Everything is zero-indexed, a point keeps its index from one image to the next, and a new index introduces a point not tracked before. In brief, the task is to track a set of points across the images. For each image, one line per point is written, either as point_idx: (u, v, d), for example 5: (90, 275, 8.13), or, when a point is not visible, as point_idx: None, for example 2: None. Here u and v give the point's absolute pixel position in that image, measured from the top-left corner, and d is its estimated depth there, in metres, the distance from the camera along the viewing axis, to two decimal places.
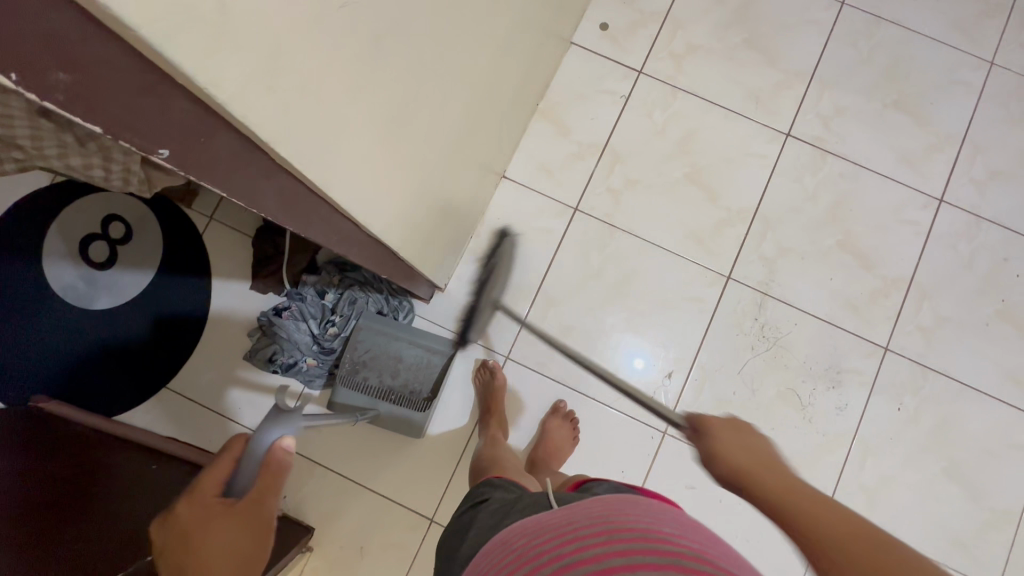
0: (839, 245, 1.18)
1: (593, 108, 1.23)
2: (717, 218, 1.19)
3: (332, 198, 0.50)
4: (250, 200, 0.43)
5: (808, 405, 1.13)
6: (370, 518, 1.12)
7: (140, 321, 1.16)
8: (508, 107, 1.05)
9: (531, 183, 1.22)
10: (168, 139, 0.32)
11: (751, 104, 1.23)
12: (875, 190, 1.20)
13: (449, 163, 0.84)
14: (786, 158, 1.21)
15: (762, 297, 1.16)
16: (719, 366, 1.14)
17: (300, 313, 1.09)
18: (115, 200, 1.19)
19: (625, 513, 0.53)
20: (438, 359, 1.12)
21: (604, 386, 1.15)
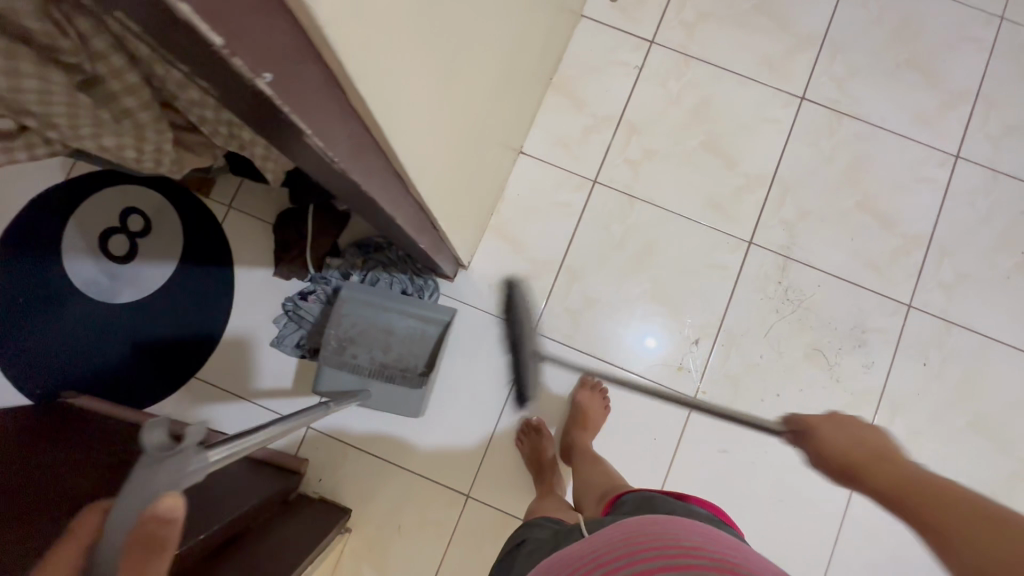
0: (858, 206, 1.19)
1: (607, 81, 1.23)
2: (736, 184, 1.20)
3: (393, 147, 0.51)
4: (326, 139, 0.43)
5: (834, 364, 1.14)
6: (404, 495, 1.13)
7: (165, 313, 1.16)
8: (528, 79, 1.06)
9: (549, 158, 1.22)
10: (269, 58, 0.33)
11: (765, 70, 1.23)
12: (891, 149, 1.21)
13: (478, 132, 0.85)
14: (801, 122, 1.21)
15: (784, 261, 1.17)
16: (745, 331, 1.15)
17: (325, 296, 1.13)
18: (132, 193, 1.18)
19: (648, 534, 0.58)
20: (434, 330, 1.11)
21: (629, 353, 1.15)
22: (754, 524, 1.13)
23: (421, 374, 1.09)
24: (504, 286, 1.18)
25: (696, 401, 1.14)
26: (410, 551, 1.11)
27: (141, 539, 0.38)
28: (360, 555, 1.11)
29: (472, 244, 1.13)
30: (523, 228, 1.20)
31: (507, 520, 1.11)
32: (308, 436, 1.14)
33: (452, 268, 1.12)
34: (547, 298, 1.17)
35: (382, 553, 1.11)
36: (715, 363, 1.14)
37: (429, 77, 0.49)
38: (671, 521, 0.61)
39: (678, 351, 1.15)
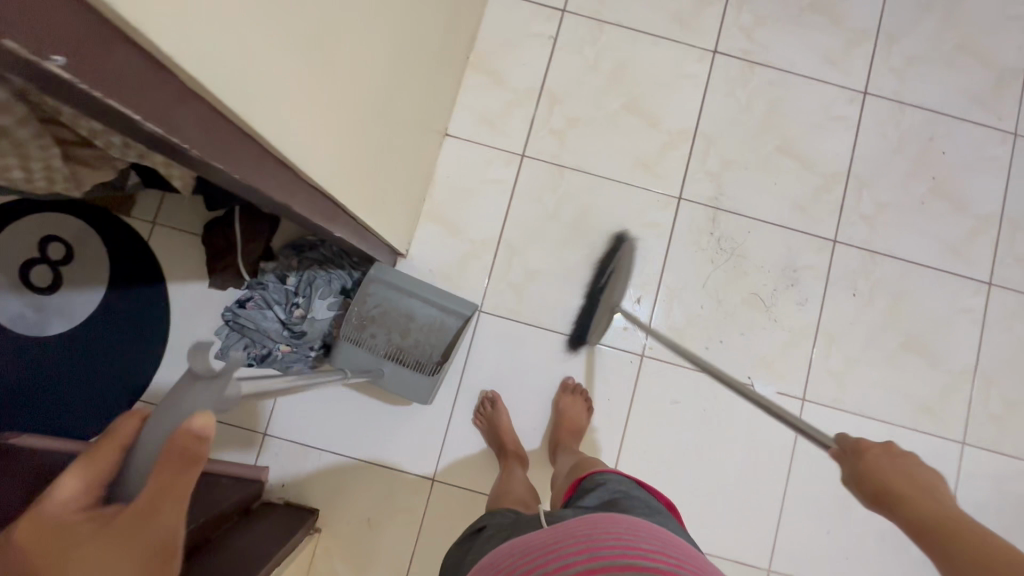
0: (778, 150, 1.55)
1: (524, 54, 1.55)
2: (662, 141, 1.54)
3: (256, 121, 0.65)
4: (169, 126, 0.56)
5: (771, 305, 1.51)
6: (389, 469, 1.45)
7: (112, 335, 1.39)
8: (432, 65, 1.23)
9: (474, 136, 1.53)
10: (80, 66, 0.45)
11: (676, 27, 1.55)
12: (803, 91, 1.56)
13: (376, 119, 1.02)
14: (714, 75, 1.55)
15: (714, 213, 1.52)
16: (681, 285, 1.51)
17: (264, 301, 1.37)
18: (47, 223, 1.37)
19: (604, 531, 0.80)
20: (451, 321, 1.39)
21: (594, 327, 1.49)
22: (693, 418, 1.54)
23: (434, 364, 1.37)
24: (438, 263, 1.50)
25: (642, 357, 1.52)
26: (388, 539, 1.44)
27: (178, 446, 0.52)
28: (333, 549, 1.43)
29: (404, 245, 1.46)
30: (472, 195, 1.52)
31: (474, 498, 1.46)
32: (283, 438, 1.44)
33: (381, 259, 1.38)
34: (497, 274, 1.51)
35: (367, 548, 1.43)
36: (663, 314, 1.50)
37: (274, 49, 0.62)
38: (628, 523, 0.83)
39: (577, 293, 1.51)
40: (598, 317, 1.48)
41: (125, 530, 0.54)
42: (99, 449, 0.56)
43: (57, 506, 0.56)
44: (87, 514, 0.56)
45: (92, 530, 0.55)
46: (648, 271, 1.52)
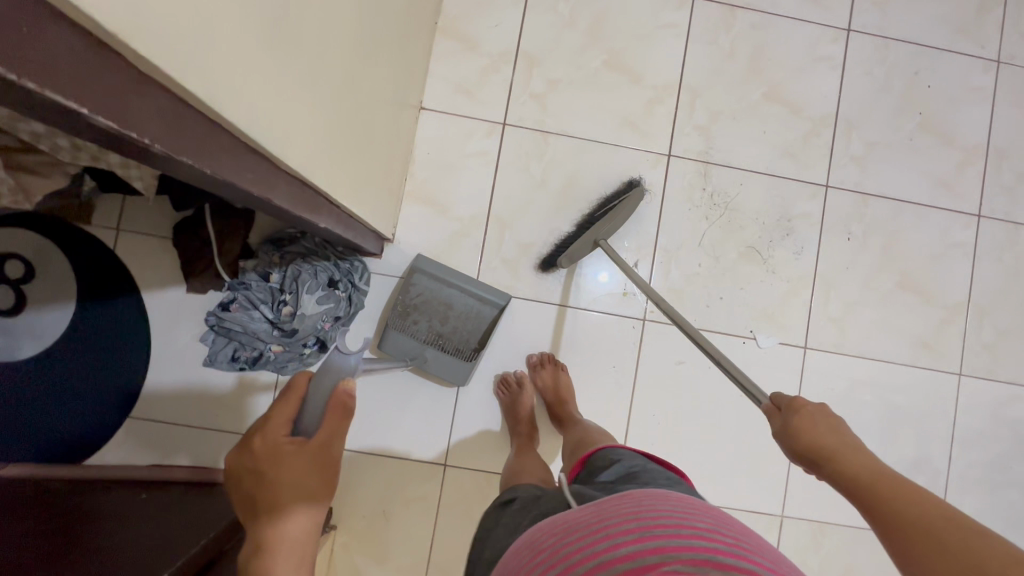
0: (919, 128, 1.19)
1: (616, 7, 1.15)
2: (804, 129, 1.17)
3: (246, 112, 0.42)
4: (125, 120, 0.32)
5: (933, 292, 1.17)
6: (412, 458, 1.09)
7: (121, 381, 1.06)
8: (401, 21, 0.87)
9: (453, 109, 1.13)
10: (39, 71, 0.25)
11: (809, 5, 1.18)
12: (942, 66, 1.20)
13: (346, 96, 0.66)
14: (851, 54, 1.19)
15: (861, 198, 1.17)
16: (841, 274, 1.16)
17: (249, 302, 1.00)
18: (5, 237, 1.02)
19: (646, 509, 0.51)
20: (489, 310, 1.05)
21: (769, 336, 1.14)
22: None
23: (474, 351, 1.05)
24: (461, 266, 1.11)
25: (808, 349, 1.15)
26: None
27: (337, 407, 0.58)
28: None
29: (496, 228, 1.12)
30: (584, 187, 1.13)
31: (490, 478, 1.11)
32: (350, 447, 1.09)
33: (395, 199, 1.06)
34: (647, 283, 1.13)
35: None
36: (815, 324, 1.15)
37: (259, 27, 0.40)
38: (674, 500, 0.54)
39: (621, 281, 1.13)
40: (704, 310, 1.14)
41: (320, 451, 0.57)
42: (283, 400, 0.58)
43: (270, 434, 0.56)
44: (291, 444, 0.56)
45: (295, 450, 0.56)
46: (754, 264, 1.14)
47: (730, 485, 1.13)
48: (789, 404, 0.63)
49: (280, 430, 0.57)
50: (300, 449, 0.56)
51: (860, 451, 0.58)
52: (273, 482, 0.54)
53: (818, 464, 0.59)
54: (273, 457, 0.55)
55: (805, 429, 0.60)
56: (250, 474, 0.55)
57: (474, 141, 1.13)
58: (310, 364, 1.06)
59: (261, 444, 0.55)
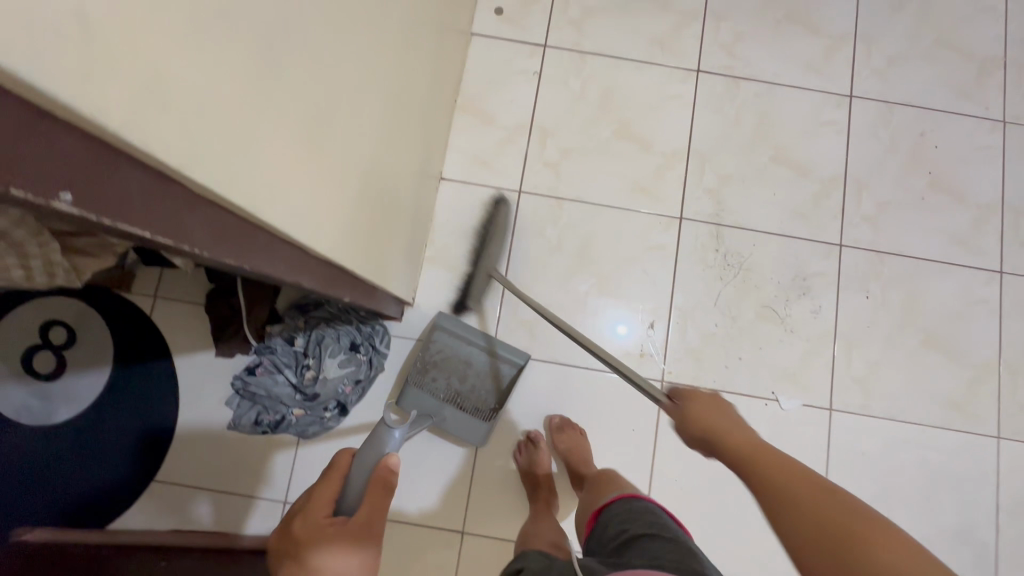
0: (930, 187, 1.20)
1: (624, 83, 1.23)
2: (813, 190, 1.19)
3: (278, 210, 0.45)
4: (178, 236, 0.36)
5: (961, 350, 1.14)
6: (429, 524, 1.08)
7: (148, 443, 1.09)
8: (422, 108, 0.95)
9: (471, 178, 1.19)
10: (100, 201, 0.28)
11: (810, 74, 1.24)
12: (947, 127, 1.22)
13: (373, 180, 0.71)
14: (856, 118, 1.22)
15: (878, 255, 1.17)
16: (862, 332, 1.14)
17: (273, 365, 1.04)
18: (51, 305, 1.09)
19: None
20: (508, 369, 1.08)
21: (791, 396, 1.12)
22: None
23: (494, 410, 1.07)
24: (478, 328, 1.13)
25: (832, 410, 1.12)
26: None
27: (378, 484, 0.62)
28: None
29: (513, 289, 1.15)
30: (597, 250, 1.17)
31: (508, 546, 1.08)
32: None
33: (415, 266, 1.10)
34: (664, 343, 1.14)
35: None
36: (839, 384, 1.13)
37: (289, 135, 0.44)
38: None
39: (638, 341, 1.14)
40: (723, 370, 1.13)
41: (359, 527, 0.58)
42: (327, 481, 0.63)
43: (310, 516, 0.60)
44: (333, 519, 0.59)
45: (335, 529, 0.58)
46: (771, 324, 1.14)
47: (760, 554, 1.08)
48: (686, 395, 0.70)
49: (321, 513, 0.61)
50: (340, 529, 0.58)
51: (748, 430, 0.64)
52: (310, 560, 0.56)
53: (715, 448, 0.65)
54: (310, 538, 0.58)
55: (701, 416, 0.67)
56: (289, 558, 0.57)
57: (491, 208, 1.18)
58: (329, 427, 1.08)
59: (303, 526, 0.59)
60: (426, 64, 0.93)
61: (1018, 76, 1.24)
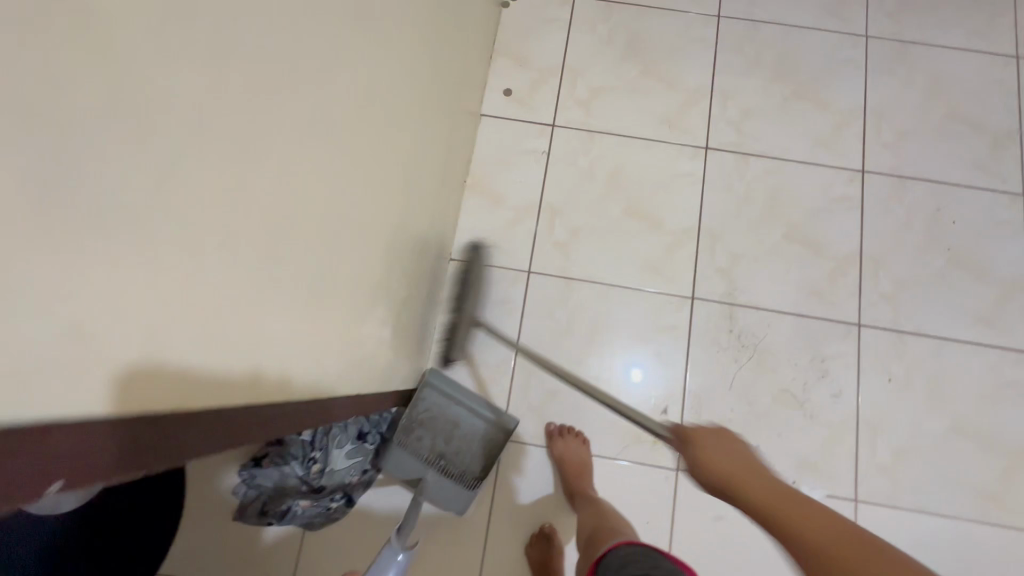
0: (950, 263, 1.17)
1: (633, 161, 1.23)
2: (828, 268, 1.17)
3: (234, 384, 0.49)
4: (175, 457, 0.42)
5: (993, 436, 1.09)
6: None
7: (153, 532, 1.07)
8: (420, 203, 0.97)
9: (480, 259, 1.19)
10: (81, 475, 0.34)
11: (819, 150, 1.24)
12: (965, 202, 1.20)
13: (350, 290, 0.73)
14: (869, 193, 1.21)
15: (898, 335, 1.14)
16: (886, 417, 1.10)
17: (280, 457, 1.00)
18: None
19: None
20: (496, 433, 1.06)
21: (813, 487, 1.07)
22: None
23: (478, 480, 1.04)
24: None
25: (858, 501, 1.07)
26: None
27: None
28: None
29: (524, 372, 1.14)
30: (608, 331, 1.15)
31: None
32: None
33: (419, 353, 1.10)
34: None
35: None
36: (863, 473, 1.08)
37: (246, 307, 0.49)
38: None
39: None
40: None
41: None
42: None
43: None
44: None
45: None
46: (789, 408, 1.11)
47: None
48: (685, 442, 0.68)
49: None
50: None
51: (734, 454, 0.64)
52: None
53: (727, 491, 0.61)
54: None
55: (710, 463, 0.64)
56: None
57: (500, 289, 1.18)
58: (335, 517, 1.08)
59: None
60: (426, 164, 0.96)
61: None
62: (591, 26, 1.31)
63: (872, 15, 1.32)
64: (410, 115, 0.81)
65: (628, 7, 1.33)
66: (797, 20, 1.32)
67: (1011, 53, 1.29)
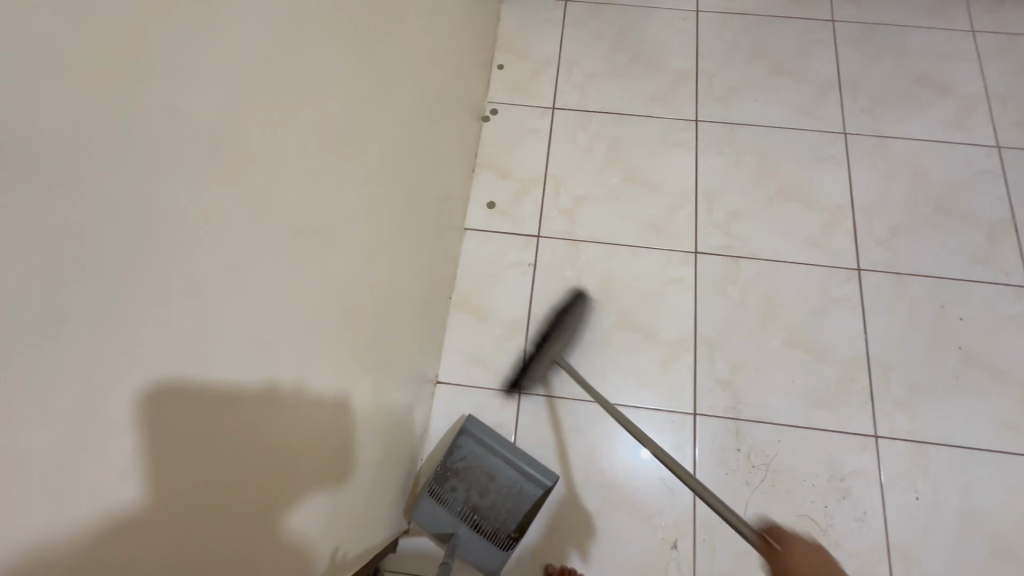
0: (964, 363, 1.11)
1: (623, 268, 1.20)
2: (835, 374, 1.11)
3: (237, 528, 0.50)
4: None
5: None
6: None
7: None
8: (401, 339, 0.94)
9: (468, 381, 1.14)
10: None
11: (811, 249, 1.21)
12: (967, 297, 1.16)
13: (318, 466, 0.68)
14: (868, 293, 1.17)
15: (920, 447, 1.06)
16: (920, 545, 1.00)
17: None
18: None
19: None
20: (533, 488, 0.98)
21: None
22: None
23: (511, 539, 0.97)
24: None
25: None
26: None
27: None
28: None
29: None
30: (607, 454, 1.08)
31: None
32: None
33: (401, 493, 1.01)
34: (691, 566, 1.00)
35: None
36: None
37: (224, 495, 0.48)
38: None
39: (660, 565, 1.01)
40: None
41: None
42: None
43: None
44: None
45: None
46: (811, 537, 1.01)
47: None
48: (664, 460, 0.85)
49: None
50: None
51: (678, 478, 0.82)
52: None
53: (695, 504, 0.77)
54: None
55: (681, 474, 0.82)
56: None
57: (491, 412, 1.11)
58: None
59: None
60: (405, 298, 0.94)
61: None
62: (572, 136, 1.33)
63: (847, 112, 1.34)
64: (377, 268, 0.80)
65: (607, 115, 1.35)
66: (775, 120, 1.34)
67: (991, 143, 1.30)
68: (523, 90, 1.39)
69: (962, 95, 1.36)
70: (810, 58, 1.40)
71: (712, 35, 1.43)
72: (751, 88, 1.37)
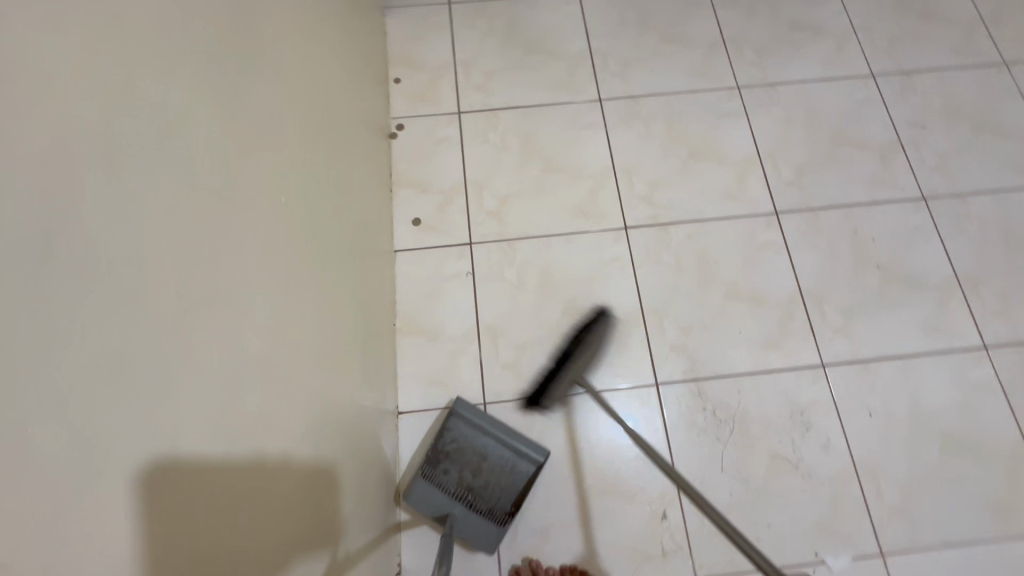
0: (884, 280, 1.19)
1: (560, 258, 1.21)
2: (776, 316, 1.16)
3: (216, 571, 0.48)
4: None
5: (985, 442, 1.07)
6: None
7: None
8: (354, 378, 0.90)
9: (430, 404, 1.11)
10: None
11: (731, 202, 1.26)
12: (875, 218, 1.25)
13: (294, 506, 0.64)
14: (789, 233, 1.23)
15: (862, 366, 1.12)
16: (880, 456, 1.06)
17: None
18: None
19: None
20: (527, 466, 0.96)
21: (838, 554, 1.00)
22: None
23: (507, 515, 0.96)
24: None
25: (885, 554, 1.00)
26: None
27: None
28: None
29: None
30: (583, 443, 1.08)
31: None
32: None
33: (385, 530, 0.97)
34: (683, 530, 1.03)
35: None
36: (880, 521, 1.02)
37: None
38: None
39: (654, 538, 1.02)
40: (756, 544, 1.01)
41: None
42: None
43: None
44: None
45: None
46: (785, 473, 1.05)
47: None
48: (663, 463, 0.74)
49: None
50: None
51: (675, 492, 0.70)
52: None
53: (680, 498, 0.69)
54: None
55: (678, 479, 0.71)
56: None
57: None
58: None
59: None
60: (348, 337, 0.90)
61: (917, 155, 1.30)
62: (484, 137, 1.32)
63: (738, 66, 1.40)
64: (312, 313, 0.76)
65: (514, 111, 1.35)
66: (673, 87, 1.38)
67: (867, 74, 1.40)
68: (426, 100, 1.36)
69: (833, 33, 1.45)
70: (693, 22, 1.45)
71: (599, 15, 1.46)
72: (645, 60, 1.41)
